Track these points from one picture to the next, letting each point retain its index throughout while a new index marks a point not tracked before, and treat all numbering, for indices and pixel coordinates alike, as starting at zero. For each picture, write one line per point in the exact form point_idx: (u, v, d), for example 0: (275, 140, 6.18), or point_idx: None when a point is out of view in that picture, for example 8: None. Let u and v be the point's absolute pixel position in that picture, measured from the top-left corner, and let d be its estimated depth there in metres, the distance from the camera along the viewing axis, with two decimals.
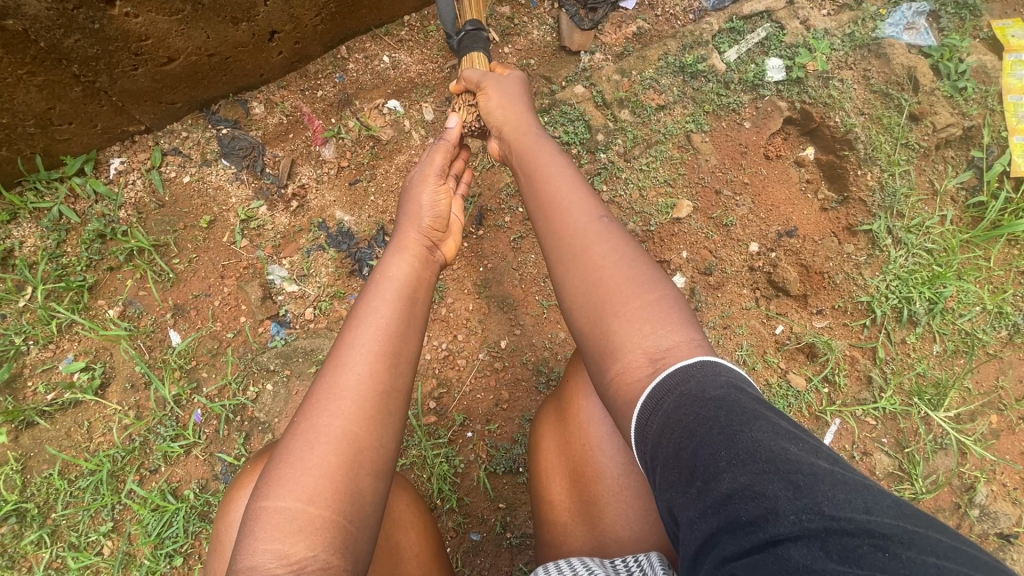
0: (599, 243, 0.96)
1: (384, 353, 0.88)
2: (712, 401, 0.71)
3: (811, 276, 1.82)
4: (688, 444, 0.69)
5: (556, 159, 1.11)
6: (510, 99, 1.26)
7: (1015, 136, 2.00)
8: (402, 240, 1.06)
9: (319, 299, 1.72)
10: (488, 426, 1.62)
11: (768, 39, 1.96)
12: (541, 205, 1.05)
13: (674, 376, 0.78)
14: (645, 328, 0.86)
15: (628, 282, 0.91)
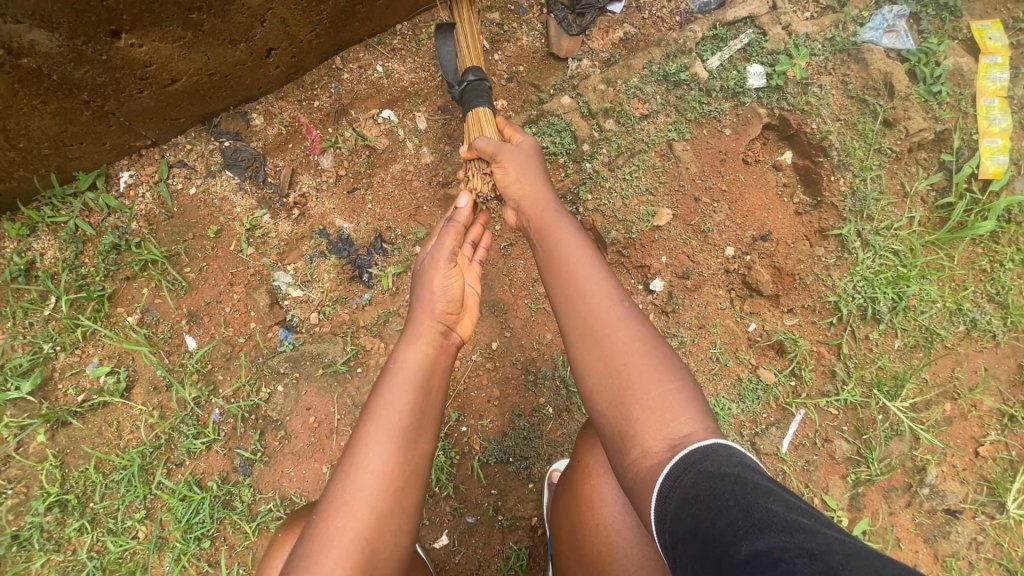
0: (620, 329, 1.12)
1: (399, 458, 1.05)
2: (726, 477, 0.86)
3: (783, 278, 1.94)
4: (708, 514, 0.82)
5: (577, 242, 1.26)
6: (527, 177, 1.39)
7: (985, 139, 2.08)
8: (418, 330, 1.22)
9: (323, 304, 1.84)
10: (481, 421, 1.77)
11: (750, 45, 2.02)
12: (565, 290, 1.20)
13: (691, 455, 0.93)
14: (665, 416, 1.00)
15: (647, 369, 1.06)
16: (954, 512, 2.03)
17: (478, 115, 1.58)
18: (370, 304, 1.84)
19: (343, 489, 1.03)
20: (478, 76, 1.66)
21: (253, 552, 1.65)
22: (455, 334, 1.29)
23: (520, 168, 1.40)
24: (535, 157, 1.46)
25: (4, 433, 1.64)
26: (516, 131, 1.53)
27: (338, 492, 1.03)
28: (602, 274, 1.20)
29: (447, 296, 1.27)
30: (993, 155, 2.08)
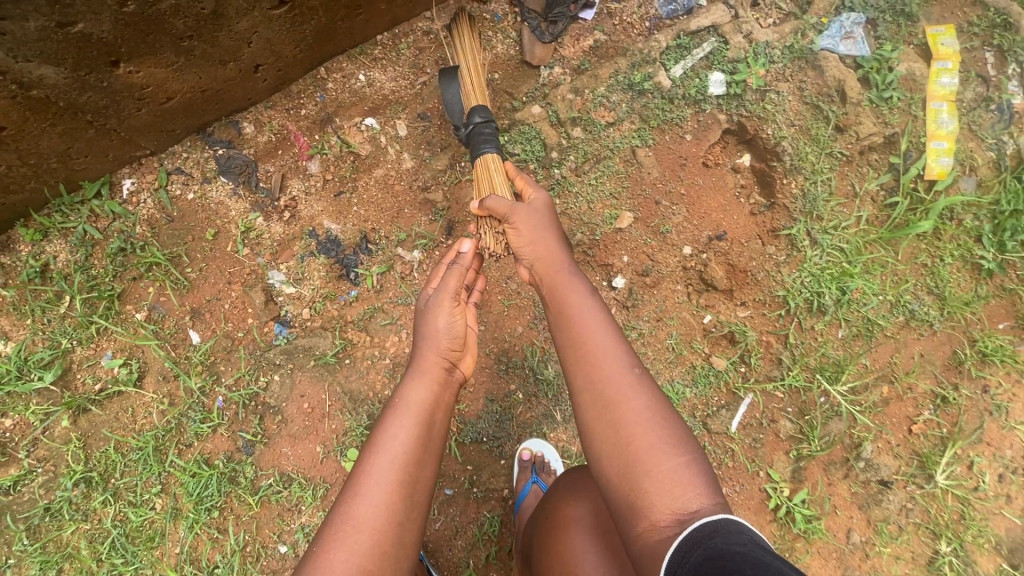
0: (632, 399, 1.25)
1: (400, 493, 1.21)
2: (737, 556, 0.96)
3: (736, 274, 2.11)
4: None
5: (592, 309, 1.40)
6: (541, 239, 1.55)
7: (933, 141, 2.22)
8: (423, 366, 1.44)
9: (314, 300, 2.01)
10: (458, 406, 1.97)
11: (712, 54, 2.13)
12: (578, 356, 1.34)
13: (700, 532, 1.05)
14: (675, 490, 1.13)
15: (658, 443, 1.19)
16: (887, 483, 2.26)
17: (486, 163, 1.74)
18: (357, 300, 2.01)
19: (348, 522, 1.16)
20: (484, 117, 1.78)
21: (257, 521, 1.87)
22: (455, 370, 1.50)
23: (531, 228, 1.56)
24: (545, 216, 1.60)
25: (32, 418, 1.84)
26: (527, 186, 1.66)
27: (343, 526, 1.16)
28: (617, 344, 1.34)
29: (451, 334, 1.48)
30: (939, 157, 2.22)
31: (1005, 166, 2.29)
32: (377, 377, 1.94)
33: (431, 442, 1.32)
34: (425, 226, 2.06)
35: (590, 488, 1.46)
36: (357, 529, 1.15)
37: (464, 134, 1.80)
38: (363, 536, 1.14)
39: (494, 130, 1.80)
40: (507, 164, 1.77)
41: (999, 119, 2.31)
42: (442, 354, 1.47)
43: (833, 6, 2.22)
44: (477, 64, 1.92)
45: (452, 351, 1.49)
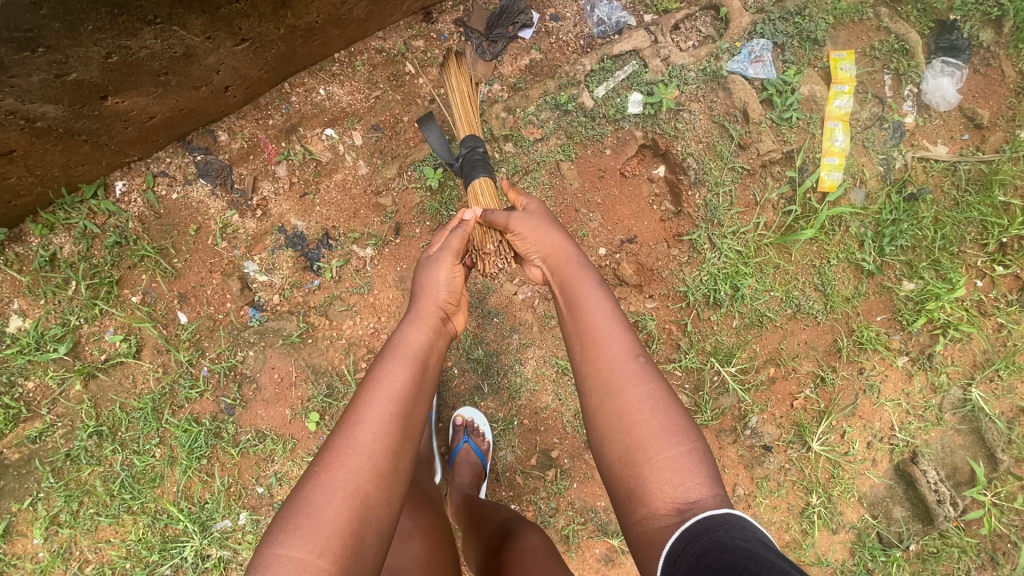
0: (636, 388, 1.52)
1: (399, 424, 1.45)
2: (739, 527, 1.25)
3: (645, 272, 2.48)
4: (728, 544, 1.20)
5: (598, 303, 1.68)
6: (547, 237, 1.85)
7: (826, 157, 2.52)
8: (421, 314, 1.72)
9: (283, 287, 2.38)
10: None
11: (633, 75, 2.40)
12: (583, 345, 1.64)
13: (707, 524, 1.28)
14: (675, 479, 1.39)
15: (660, 433, 1.44)
16: (769, 448, 2.69)
17: (476, 187, 2.03)
18: (319, 289, 2.38)
19: (349, 446, 1.38)
20: (472, 144, 2.07)
21: (239, 467, 2.30)
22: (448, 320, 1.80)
23: (533, 229, 1.86)
24: (547, 221, 1.90)
25: (50, 382, 2.24)
26: (521, 198, 1.97)
27: (345, 448, 1.38)
28: (622, 337, 1.61)
29: (448, 289, 1.79)
30: (831, 171, 2.53)
31: (891, 180, 2.61)
32: (334, 354, 2.32)
33: (421, 384, 1.56)
34: (377, 225, 2.38)
35: (534, 528, 1.82)
36: (359, 450, 1.38)
37: (458, 161, 2.11)
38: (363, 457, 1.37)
39: (484, 154, 2.10)
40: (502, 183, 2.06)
41: (890, 137, 2.61)
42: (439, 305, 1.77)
43: (746, 31, 2.47)
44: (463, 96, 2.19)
45: (447, 304, 1.80)
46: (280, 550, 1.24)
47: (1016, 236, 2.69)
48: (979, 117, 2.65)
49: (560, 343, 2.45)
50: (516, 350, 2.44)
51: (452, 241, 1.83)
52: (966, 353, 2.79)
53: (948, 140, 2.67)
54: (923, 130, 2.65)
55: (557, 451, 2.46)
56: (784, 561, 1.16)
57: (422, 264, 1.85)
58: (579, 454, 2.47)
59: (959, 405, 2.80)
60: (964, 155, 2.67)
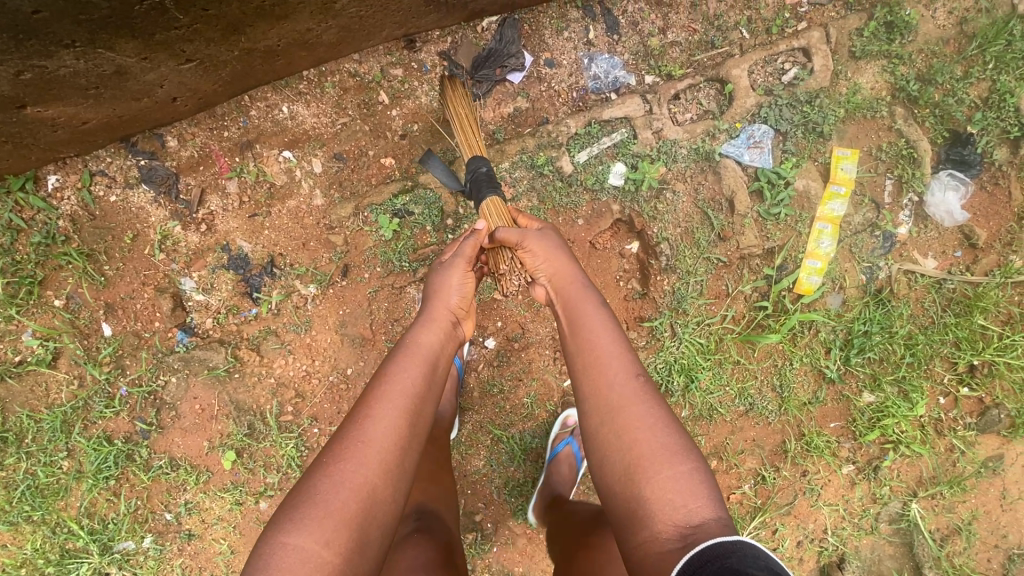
0: (638, 404, 1.45)
1: (405, 421, 1.41)
2: (761, 556, 1.13)
3: None
4: (738, 560, 1.12)
5: (605, 319, 1.62)
6: (553, 256, 1.78)
7: (808, 259, 2.39)
8: (433, 316, 1.68)
9: (219, 311, 2.26)
10: (330, 426, 2.26)
11: (619, 144, 2.26)
12: (589, 358, 1.56)
13: (718, 550, 1.15)
14: (678, 500, 1.31)
15: (664, 452, 1.37)
16: None
17: (488, 207, 1.91)
18: (255, 319, 2.26)
19: (362, 440, 1.32)
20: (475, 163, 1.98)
21: (149, 491, 2.21)
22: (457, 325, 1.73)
23: (544, 248, 1.78)
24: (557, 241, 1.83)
25: None
26: (532, 221, 1.90)
27: (357, 441, 1.32)
28: (627, 353, 1.56)
29: (461, 293, 1.75)
30: (811, 274, 2.40)
31: (871, 290, 2.48)
32: (261, 392, 2.22)
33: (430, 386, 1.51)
34: (324, 263, 2.24)
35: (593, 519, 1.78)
36: (369, 446, 1.33)
37: (467, 186, 2.02)
38: (374, 450, 1.32)
39: (489, 174, 1.98)
40: (509, 206, 1.98)
41: (879, 245, 2.47)
42: (453, 308, 1.73)
43: (750, 113, 2.30)
44: (462, 112, 2.12)
45: (459, 309, 1.75)
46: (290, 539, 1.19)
47: (987, 360, 2.57)
48: (975, 237, 2.49)
49: (500, 411, 2.36)
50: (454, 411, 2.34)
51: (464, 248, 1.78)
52: (913, 469, 2.69)
53: (939, 255, 2.53)
54: (916, 241, 2.50)
55: (481, 515, 2.40)
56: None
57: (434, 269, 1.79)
58: (504, 520, 2.41)
59: (896, 518, 2.73)
60: (952, 273, 2.52)
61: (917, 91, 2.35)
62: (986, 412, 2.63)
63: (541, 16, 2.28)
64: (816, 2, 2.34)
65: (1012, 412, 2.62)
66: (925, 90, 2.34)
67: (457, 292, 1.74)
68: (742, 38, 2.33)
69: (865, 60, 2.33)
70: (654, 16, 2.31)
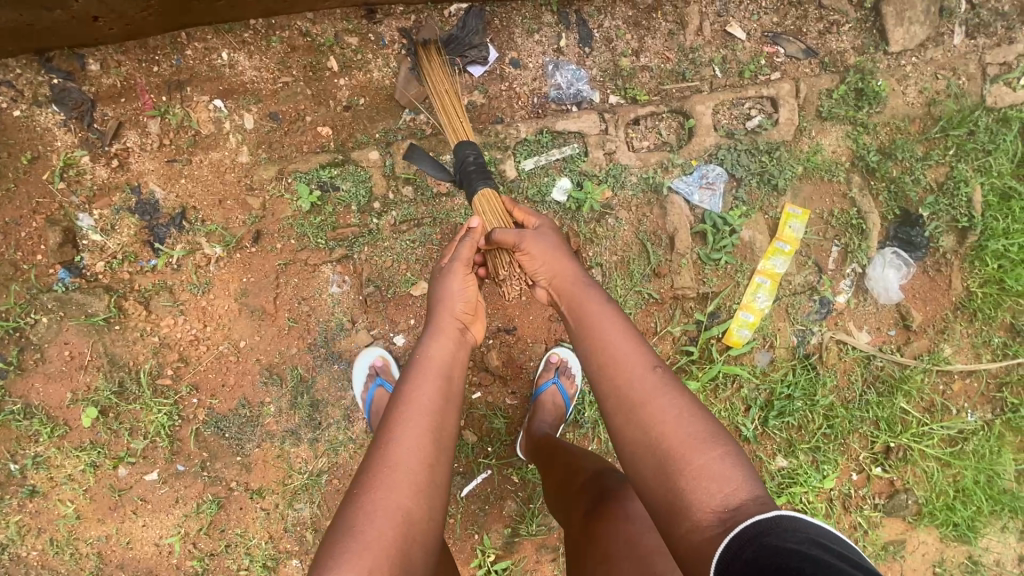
0: (657, 397, 1.35)
1: (429, 436, 1.38)
2: (800, 526, 1.05)
3: (513, 365, 2.27)
4: (774, 533, 1.05)
5: (609, 318, 1.52)
6: (552, 257, 1.66)
7: (742, 311, 2.32)
8: (441, 325, 1.59)
9: (114, 256, 2.08)
10: (211, 399, 2.10)
11: (568, 159, 2.18)
12: (600, 363, 1.46)
13: (756, 528, 1.09)
14: (711, 487, 1.21)
15: (691, 440, 1.27)
16: None
17: (484, 198, 1.78)
18: (151, 271, 2.09)
19: (386, 469, 1.31)
20: (462, 147, 1.85)
21: None
22: (467, 331, 1.64)
23: (543, 250, 1.66)
24: (555, 236, 1.72)
25: None
26: (529, 215, 1.77)
27: (382, 471, 1.31)
28: (637, 349, 1.45)
29: (464, 299, 1.64)
30: (742, 327, 2.33)
31: (800, 354, 2.43)
32: (141, 350, 2.06)
33: (452, 402, 1.47)
34: (236, 224, 2.10)
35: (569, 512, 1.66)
36: (394, 471, 1.31)
37: (456, 176, 1.87)
38: (402, 473, 1.31)
39: (479, 164, 1.83)
40: (503, 199, 1.83)
41: (814, 310, 2.42)
42: (457, 314, 1.62)
43: (707, 153, 2.24)
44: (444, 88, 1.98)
45: (466, 313, 1.64)
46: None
47: (903, 444, 2.52)
48: (911, 319, 2.46)
49: None
50: (347, 406, 2.17)
51: (461, 250, 1.68)
52: None
53: (873, 330, 2.49)
54: (853, 312, 2.46)
55: None
56: (851, 570, 0.94)
57: (436, 276, 1.70)
58: None
59: None
60: (882, 351, 2.49)
61: (876, 163, 2.32)
62: (895, 495, 2.54)
63: (514, 13, 2.19)
64: (792, 55, 2.29)
65: (920, 499, 2.54)
66: (883, 164, 2.32)
67: (463, 296, 1.64)
68: (714, 76, 2.27)
69: (831, 122, 2.29)
70: (630, 36, 2.24)
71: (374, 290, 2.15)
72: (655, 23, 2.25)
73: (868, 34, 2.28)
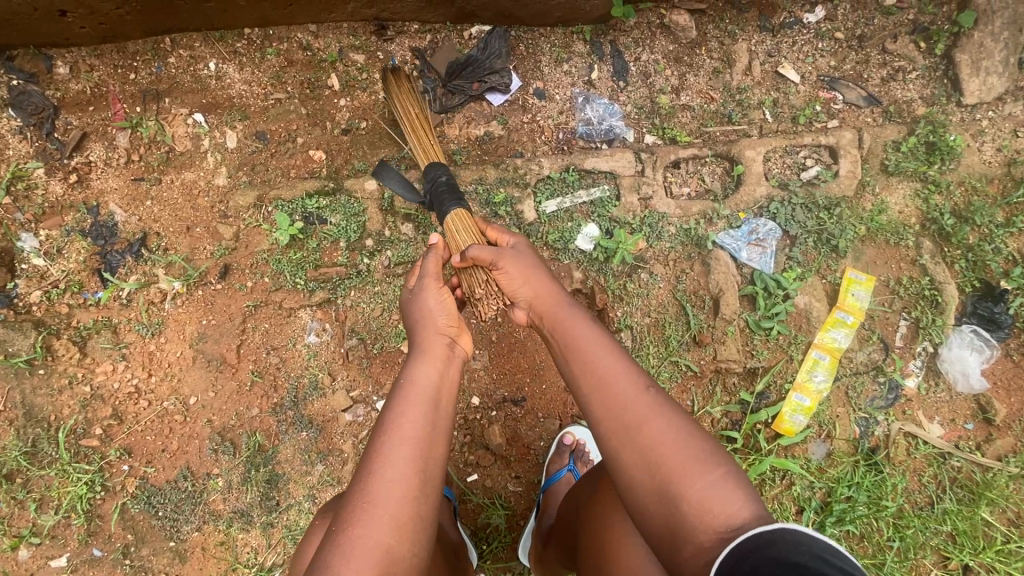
0: (655, 417, 1.03)
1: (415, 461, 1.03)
2: (805, 545, 0.80)
3: (519, 444, 1.87)
4: (768, 556, 0.81)
5: (598, 329, 1.18)
6: (534, 277, 1.28)
7: (795, 392, 1.93)
8: (425, 344, 1.21)
9: (55, 284, 1.74)
10: (145, 466, 1.71)
11: (597, 202, 1.88)
12: (588, 379, 1.12)
13: (756, 543, 0.84)
14: (710, 512, 0.93)
15: (692, 462, 0.98)
16: None
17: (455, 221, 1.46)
18: (96, 306, 1.75)
19: (364, 504, 0.98)
20: (430, 172, 1.57)
21: None
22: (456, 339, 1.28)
23: (519, 270, 1.29)
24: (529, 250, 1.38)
25: None
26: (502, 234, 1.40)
27: (359, 507, 0.99)
28: (625, 363, 1.12)
29: (444, 305, 1.28)
30: (795, 412, 1.94)
31: (864, 448, 2.00)
32: (68, 401, 1.68)
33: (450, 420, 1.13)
34: (202, 256, 1.78)
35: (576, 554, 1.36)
36: (373, 508, 0.98)
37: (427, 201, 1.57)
38: (384, 509, 0.98)
39: (453, 184, 1.55)
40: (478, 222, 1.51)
41: (881, 395, 2.02)
42: (444, 325, 1.25)
43: (757, 205, 1.94)
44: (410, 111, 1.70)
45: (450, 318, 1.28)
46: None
47: (985, 565, 1.97)
48: (993, 412, 2.03)
49: None
50: (312, 485, 1.76)
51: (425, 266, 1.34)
52: None
53: (946, 421, 2.06)
54: (923, 400, 2.04)
55: None
56: None
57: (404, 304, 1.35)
58: None
59: None
60: (960, 449, 2.03)
61: (951, 227, 1.99)
62: None
63: (542, 40, 1.96)
64: (852, 102, 2.03)
65: None
66: (960, 228, 1.98)
67: (444, 308, 1.28)
68: (764, 120, 2.00)
69: (898, 177, 2.00)
70: (670, 72, 1.99)
71: (357, 343, 1.79)
72: (698, 59, 2.01)
73: (939, 83, 2.02)
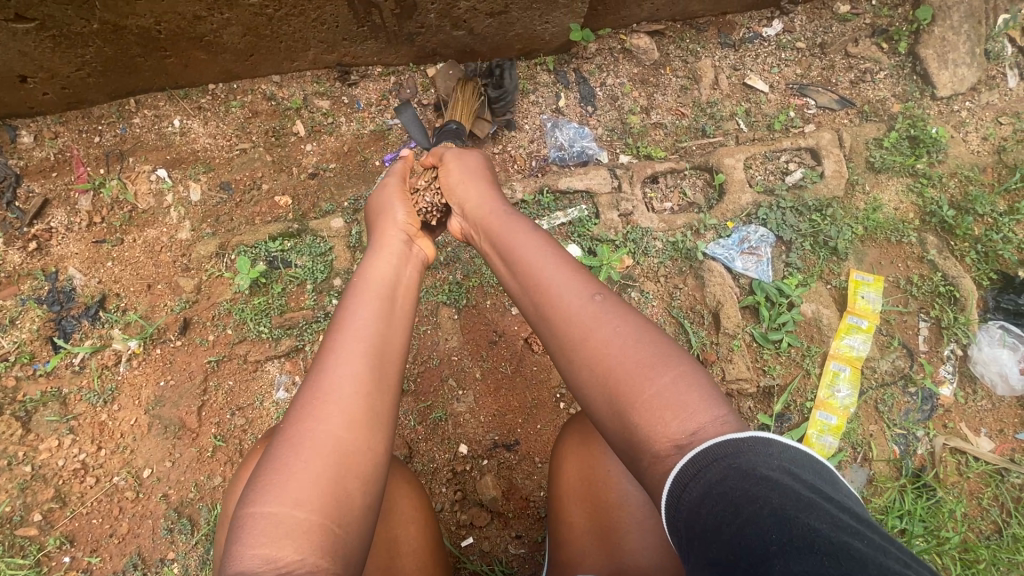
0: (601, 316, 0.93)
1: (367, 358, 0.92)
2: (767, 450, 0.71)
3: (516, 496, 1.64)
4: (727, 464, 0.71)
5: (539, 236, 1.11)
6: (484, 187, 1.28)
7: (818, 411, 1.74)
8: (381, 243, 1.19)
9: (4, 357, 1.61)
10: (90, 557, 1.49)
11: (576, 222, 1.80)
12: (532, 284, 1.04)
13: (716, 450, 0.73)
14: (664, 415, 0.80)
15: (639, 358, 0.86)
16: None
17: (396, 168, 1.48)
18: (47, 376, 1.61)
19: (313, 399, 0.86)
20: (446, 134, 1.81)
21: None
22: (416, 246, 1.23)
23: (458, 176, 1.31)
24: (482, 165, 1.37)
25: None
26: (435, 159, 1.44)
27: (307, 401, 0.86)
28: (566, 272, 1.02)
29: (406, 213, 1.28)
30: (822, 433, 1.73)
31: (908, 469, 1.74)
32: (6, 486, 1.50)
33: (409, 312, 1.05)
34: (162, 312, 1.68)
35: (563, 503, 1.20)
36: (322, 403, 0.86)
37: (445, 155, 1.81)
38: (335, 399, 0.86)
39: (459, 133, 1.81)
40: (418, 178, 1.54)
41: (916, 408, 1.79)
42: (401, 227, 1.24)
43: (745, 212, 1.85)
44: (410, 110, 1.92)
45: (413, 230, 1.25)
46: (243, 564, 0.72)
47: None
48: None
49: None
50: None
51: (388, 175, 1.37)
52: None
53: (994, 432, 1.80)
54: (963, 409, 1.81)
55: None
56: (857, 525, 0.61)
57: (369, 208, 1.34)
58: None
59: None
60: (1017, 463, 1.76)
61: (953, 218, 1.88)
62: None
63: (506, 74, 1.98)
64: (826, 106, 2.00)
65: None
66: (962, 219, 1.88)
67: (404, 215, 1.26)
68: (739, 130, 1.97)
69: (886, 174, 1.93)
70: (637, 93, 1.99)
71: None
72: (664, 79, 2.01)
73: (909, 80, 2.00)
